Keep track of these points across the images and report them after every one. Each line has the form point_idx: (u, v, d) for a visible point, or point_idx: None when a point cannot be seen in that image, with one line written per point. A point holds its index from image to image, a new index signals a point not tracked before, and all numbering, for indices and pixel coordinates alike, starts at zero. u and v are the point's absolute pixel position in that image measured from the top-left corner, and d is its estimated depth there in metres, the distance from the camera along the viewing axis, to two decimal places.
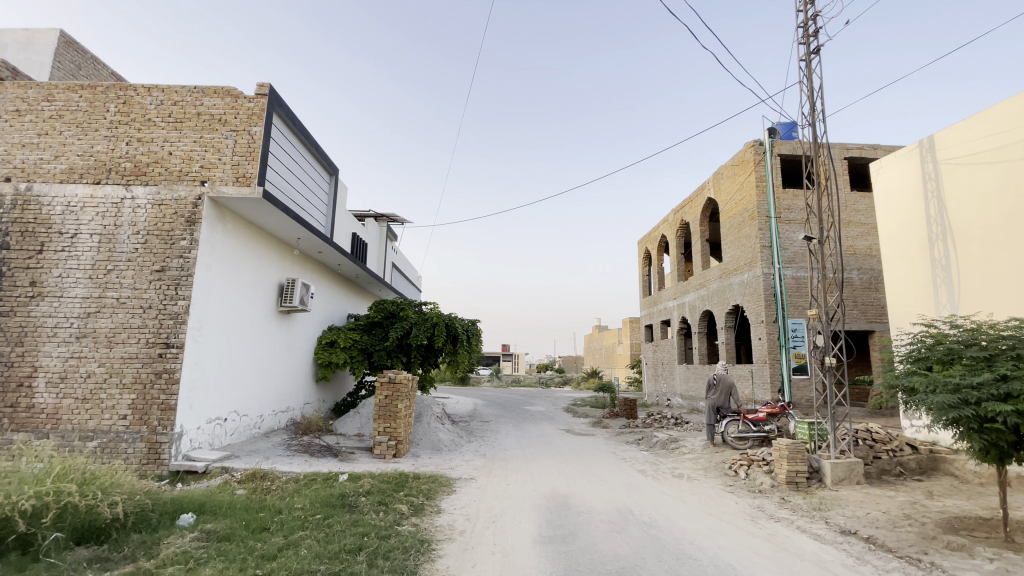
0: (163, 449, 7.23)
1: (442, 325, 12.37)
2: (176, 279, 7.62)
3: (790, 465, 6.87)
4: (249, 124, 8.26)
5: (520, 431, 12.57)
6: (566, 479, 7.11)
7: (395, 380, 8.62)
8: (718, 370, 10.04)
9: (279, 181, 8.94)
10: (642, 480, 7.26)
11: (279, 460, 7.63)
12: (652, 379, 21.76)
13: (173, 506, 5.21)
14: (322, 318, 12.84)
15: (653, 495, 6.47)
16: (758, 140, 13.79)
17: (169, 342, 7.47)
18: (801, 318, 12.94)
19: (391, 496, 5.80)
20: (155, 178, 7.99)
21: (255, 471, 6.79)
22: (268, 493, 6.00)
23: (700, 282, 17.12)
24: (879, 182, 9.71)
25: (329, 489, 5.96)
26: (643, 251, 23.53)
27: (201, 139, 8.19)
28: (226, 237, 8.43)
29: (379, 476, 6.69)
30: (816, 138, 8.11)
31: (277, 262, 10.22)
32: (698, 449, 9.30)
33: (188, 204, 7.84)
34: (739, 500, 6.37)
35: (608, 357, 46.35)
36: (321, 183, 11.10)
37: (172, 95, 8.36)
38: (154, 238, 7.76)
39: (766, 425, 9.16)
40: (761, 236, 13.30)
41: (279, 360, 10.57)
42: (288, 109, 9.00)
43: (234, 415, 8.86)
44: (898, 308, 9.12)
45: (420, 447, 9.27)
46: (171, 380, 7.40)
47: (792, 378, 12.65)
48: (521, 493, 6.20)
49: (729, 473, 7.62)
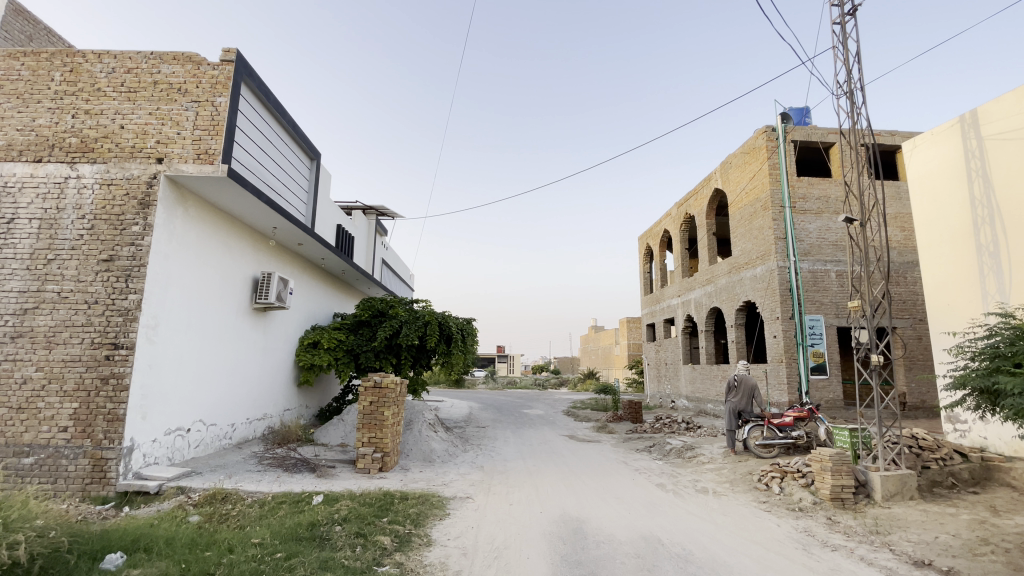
0: (109, 467, 6.22)
1: (433, 324, 11.38)
2: (126, 270, 6.61)
3: (834, 478, 5.97)
4: (213, 94, 7.26)
5: (519, 437, 11.57)
6: (576, 496, 6.16)
7: (381, 384, 7.70)
8: (739, 370, 9.07)
9: (249, 160, 7.94)
10: (665, 497, 6.33)
11: (246, 478, 6.60)
12: (655, 380, 20.87)
13: (98, 543, 4.21)
14: (304, 317, 11.85)
15: (680, 517, 5.54)
16: (771, 126, 12.95)
17: (118, 342, 6.46)
18: (818, 315, 12.11)
19: (369, 525, 4.80)
20: (103, 156, 6.99)
21: (214, 492, 5.80)
22: (224, 522, 5.02)
23: (707, 278, 16.24)
24: (913, 162, 8.83)
25: (297, 516, 4.98)
26: (644, 247, 22.67)
27: (158, 111, 7.20)
28: (188, 223, 7.42)
29: (359, 497, 5.70)
30: (855, 107, 7.24)
31: (250, 254, 9.21)
32: (718, 458, 8.38)
33: (142, 184, 6.85)
34: (780, 522, 5.46)
35: (606, 358, 45.40)
36: (301, 167, 10.14)
37: (126, 62, 7.35)
38: (101, 223, 6.76)
39: (792, 431, 8.24)
40: (775, 228, 12.44)
41: (254, 362, 9.56)
42: (259, 80, 8.00)
43: (199, 424, 7.86)
44: (938, 301, 8.25)
45: (410, 459, 8.31)
46: (118, 386, 6.39)
47: (810, 378, 11.80)
48: (526, 517, 5.25)
49: (760, 486, 6.70)
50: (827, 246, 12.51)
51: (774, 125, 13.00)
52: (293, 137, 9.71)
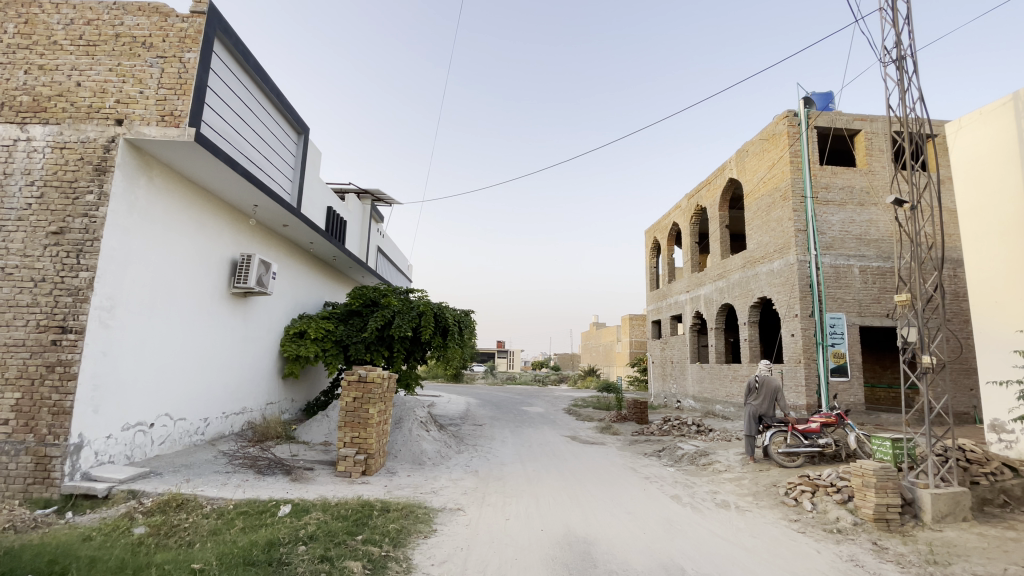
0: (52, 466, 5.46)
1: (429, 314, 10.55)
2: (77, 244, 5.83)
3: (879, 496, 5.21)
4: (181, 49, 6.48)
5: (518, 437, 10.82)
6: (583, 510, 5.40)
7: (367, 379, 6.95)
8: (760, 370, 8.30)
9: (223, 126, 7.16)
10: (685, 513, 5.57)
11: (209, 482, 5.85)
12: (660, 378, 20.12)
13: (4, 566, 3.46)
14: (290, 305, 11.10)
15: (703, 539, 4.78)
16: (793, 110, 12.11)
17: (66, 325, 5.67)
18: (840, 312, 11.33)
19: (338, 546, 4.04)
20: (57, 116, 6.22)
21: (169, 498, 5.06)
22: (171, 536, 4.30)
23: (718, 272, 15.48)
24: (957, 146, 8.02)
25: (258, 531, 4.26)
26: (652, 241, 21.84)
27: (119, 67, 6.42)
28: (153, 195, 6.67)
29: (334, 507, 4.97)
30: (908, 74, 6.43)
31: (228, 233, 8.45)
32: (736, 467, 7.63)
33: (99, 148, 6.05)
34: (820, 548, 4.70)
35: (607, 355, 44.71)
36: (286, 141, 9.37)
37: (85, 13, 6.54)
38: (52, 190, 5.99)
39: (819, 439, 7.45)
40: (795, 219, 11.64)
41: (232, 351, 8.82)
42: (235, 36, 7.19)
43: (164, 419, 7.13)
44: (985, 298, 7.43)
45: (398, 462, 7.57)
46: (65, 376, 5.61)
47: (830, 380, 11.03)
48: (526, 537, 4.51)
49: (788, 501, 5.94)
50: (850, 239, 11.71)
51: (796, 110, 12.16)
52: (277, 106, 8.92)
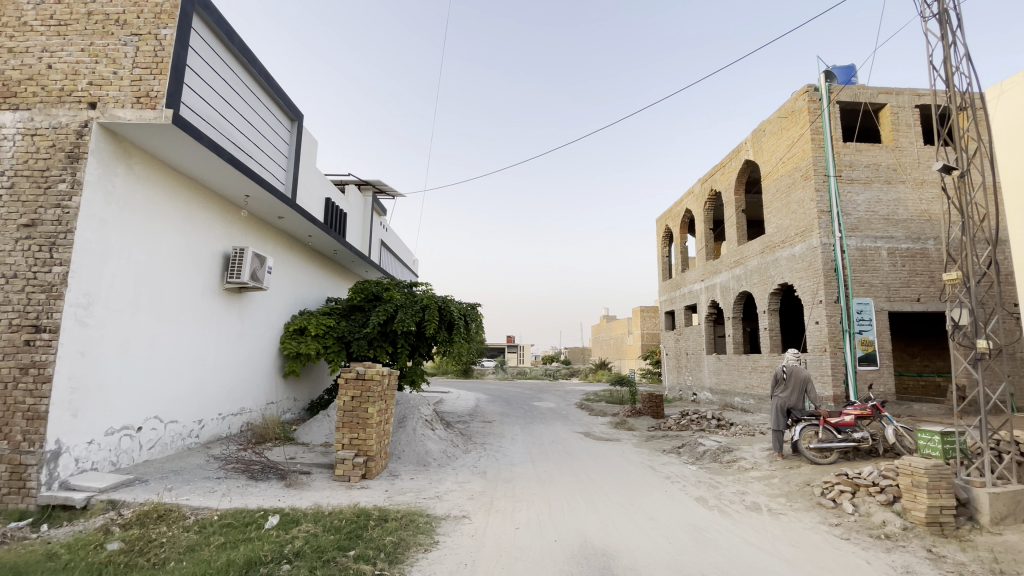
0: (28, 475, 5.08)
1: (433, 308, 10.03)
2: (50, 237, 5.41)
3: (932, 498, 4.65)
4: (156, 26, 6.04)
5: (528, 435, 10.34)
6: (600, 517, 4.90)
7: (365, 376, 6.50)
8: (787, 360, 7.72)
9: (205, 108, 6.73)
10: (715, 518, 5.05)
11: (196, 489, 5.45)
12: (674, 371, 19.56)
13: None
14: (290, 300, 10.72)
15: (737, 549, 4.27)
16: (813, 85, 11.44)
17: (39, 324, 5.27)
18: (867, 298, 10.70)
19: (326, 565, 3.58)
20: (27, 100, 5.80)
21: (149, 509, 4.64)
22: (146, 552, 3.88)
23: (734, 259, 14.84)
24: (999, 113, 7.34)
25: (239, 547, 3.82)
26: (663, 229, 21.19)
27: (92, 47, 5.99)
28: (133, 184, 6.25)
29: (327, 517, 4.53)
30: (953, 27, 5.81)
31: (218, 226, 8.04)
32: (764, 464, 7.09)
33: (71, 133, 5.62)
34: (870, 558, 4.16)
35: (618, 348, 44.14)
36: (278, 128, 8.95)
37: None
38: (24, 180, 5.58)
39: (854, 433, 6.85)
40: (818, 200, 10.99)
41: (227, 350, 8.44)
42: (215, 11, 6.73)
43: (154, 422, 6.78)
44: None
45: (401, 463, 7.14)
46: (39, 378, 5.21)
47: (858, 370, 10.42)
48: (538, 551, 4.03)
49: (826, 503, 5.40)
50: (877, 220, 11.04)
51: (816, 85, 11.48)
52: (266, 90, 8.48)
